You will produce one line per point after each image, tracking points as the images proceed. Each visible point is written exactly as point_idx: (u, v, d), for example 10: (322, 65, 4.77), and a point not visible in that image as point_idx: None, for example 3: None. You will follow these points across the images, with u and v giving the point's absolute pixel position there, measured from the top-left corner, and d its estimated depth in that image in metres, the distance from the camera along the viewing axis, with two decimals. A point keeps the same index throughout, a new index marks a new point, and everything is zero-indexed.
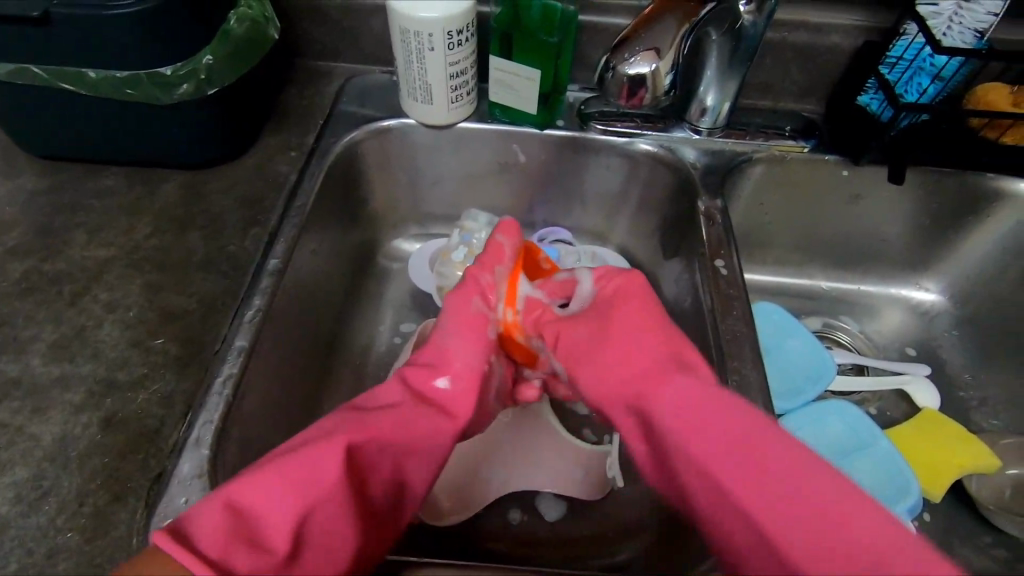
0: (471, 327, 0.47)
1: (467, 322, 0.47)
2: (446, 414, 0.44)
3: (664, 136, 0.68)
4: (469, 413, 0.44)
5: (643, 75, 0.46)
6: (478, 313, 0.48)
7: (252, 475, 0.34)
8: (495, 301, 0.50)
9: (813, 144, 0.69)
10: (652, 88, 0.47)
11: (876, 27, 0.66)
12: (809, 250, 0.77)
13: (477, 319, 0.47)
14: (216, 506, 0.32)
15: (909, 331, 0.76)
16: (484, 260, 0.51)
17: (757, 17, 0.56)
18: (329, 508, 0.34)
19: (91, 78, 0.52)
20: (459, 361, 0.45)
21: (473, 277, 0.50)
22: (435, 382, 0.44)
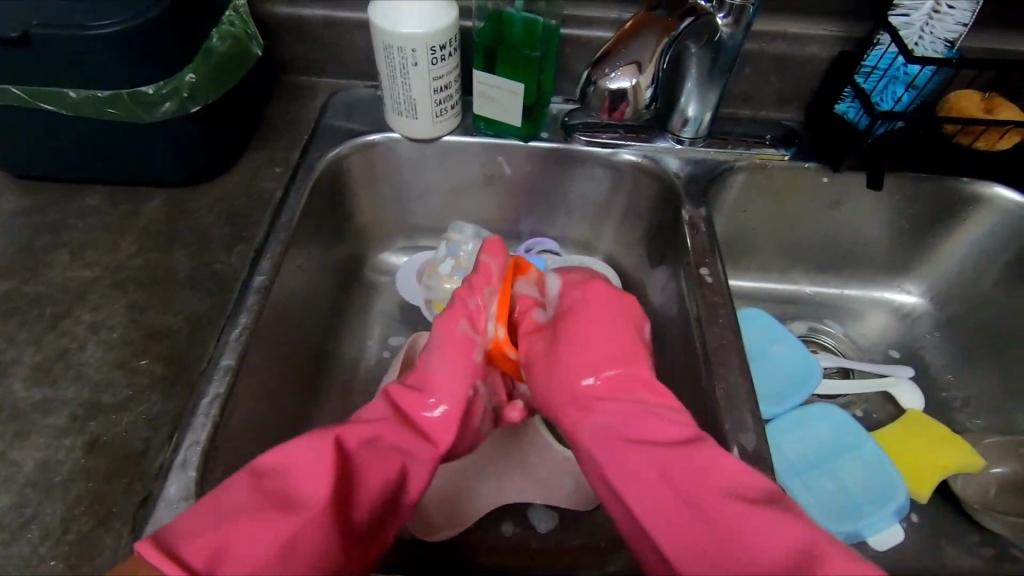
0: (455, 350, 0.48)
1: (452, 344, 0.48)
2: (428, 438, 0.45)
3: (648, 146, 0.69)
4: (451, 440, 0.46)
5: (625, 89, 0.46)
6: (465, 335, 0.49)
7: (250, 478, 0.38)
8: (484, 321, 0.50)
9: (793, 152, 0.70)
10: (633, 102, 0.48)
11: (851, 38, 0.68)
12: (793, 255, 0.78)
13: (464, 342, 0.48)
14: (200, 516, 0.35)
15: (892, 333, 0.78)
16: (472, 281, 0.51)
17: (735, 30, 0.57)
18: (319, 515, 0.35)
19: (72, 98, 0.52)
20: (442, 381, 0.47)
21: (461, 300, 0.50)
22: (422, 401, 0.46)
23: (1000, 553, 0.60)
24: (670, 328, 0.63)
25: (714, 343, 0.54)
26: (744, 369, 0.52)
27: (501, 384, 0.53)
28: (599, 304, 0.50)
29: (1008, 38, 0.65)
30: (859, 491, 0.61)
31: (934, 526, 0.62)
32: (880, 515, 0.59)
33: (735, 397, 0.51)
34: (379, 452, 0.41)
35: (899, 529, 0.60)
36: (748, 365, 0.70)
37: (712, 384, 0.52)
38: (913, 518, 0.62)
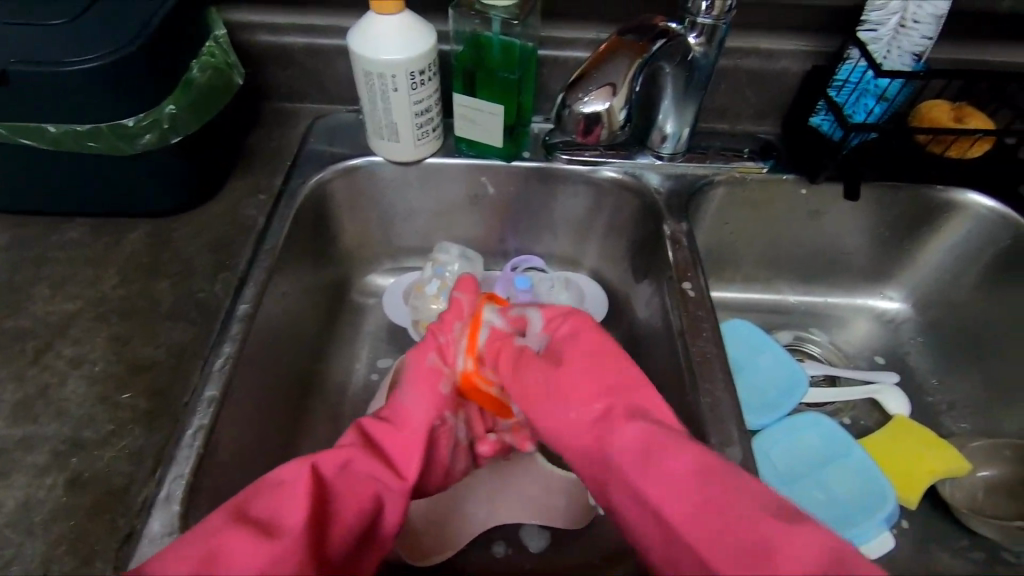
0: (426, 382, 0.47)
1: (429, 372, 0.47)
2: (397, 470, 0.43)
3: (628, 162, 0.70)
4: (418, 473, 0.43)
5: (598, 112, 0.47)
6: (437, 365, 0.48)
7: (224, 513, 0.36)
8: (454, 354, 0.49)
9: (771, 164, 0.71)
10: (608, 124, 0.49)
11: (822, 52, 0.70)
12: (776, 266, 0.79)
13: (432, 374, 0.47)
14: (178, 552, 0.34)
15: (876, 339, 0.78)
16: (443, 319, 0.51)
17: (708, 49, 0.58)
18: (300, 544, 0.35)
19: (51, 133, 0.52)
20: (418, 407, 0.46)
21: (432, 335, 0.50)
22: (402, 427, 0.44)
23: (991, 556, 0.60)
24: (656, 342, 0.63)
25: (698, 357, 0.55)
26: (729, 382, 0.53)
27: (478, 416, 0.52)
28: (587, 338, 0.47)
29: (972, 49, 0.67)
30: (848, 500, 0.61)
31: (925, 530, 0.62)
32: (870, 523, 0.59)
33: (720, 411, 0.51)
34: (357, 479, 0.40)
35: (889, 538, 0.60)
36: (734, 378, 0.70)
37: (697, 398, 0.52)
38: (903, 524, 0.63)
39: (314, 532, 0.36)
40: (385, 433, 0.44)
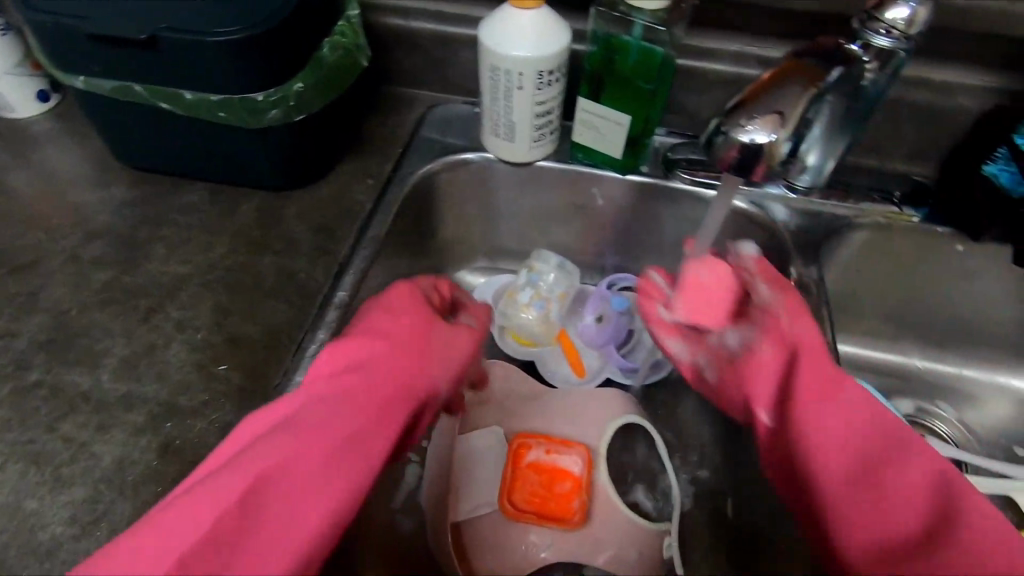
0: (364, 337, 0.46)
1: (376, 353, 0.46)
2: (327, 427, 0.40)
3: (755, 191, 0.63)
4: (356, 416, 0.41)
5: (764, 143, 0.46)
6: (365, 359, 0.46)
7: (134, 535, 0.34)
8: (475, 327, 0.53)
9: (923, 214, 0.63)
10: (768, 158, 0.47)
11: (1011, 91, 0.60)
12: (906, 326, 0.70)
13: (357, 343, 0.46)
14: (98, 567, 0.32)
15: (1016, 426, 0.69)
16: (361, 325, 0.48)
17: (879, 75, 0.52)
18: (233, 515, 0.34)
19: (187, 99, 0.53)
20: (357, 392, 0.43)
21: (363, 323, 0.48)
22: (312, 387, 0.43)
23: None
24: None
25: None
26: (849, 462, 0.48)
27: (528, 532, 0.55)
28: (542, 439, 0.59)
29: None
30: None
31: None
32: None
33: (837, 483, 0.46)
34: (284, 444, 0.38)
35: None
36: None
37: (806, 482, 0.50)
38: None
39: (259, 514, 0.35)
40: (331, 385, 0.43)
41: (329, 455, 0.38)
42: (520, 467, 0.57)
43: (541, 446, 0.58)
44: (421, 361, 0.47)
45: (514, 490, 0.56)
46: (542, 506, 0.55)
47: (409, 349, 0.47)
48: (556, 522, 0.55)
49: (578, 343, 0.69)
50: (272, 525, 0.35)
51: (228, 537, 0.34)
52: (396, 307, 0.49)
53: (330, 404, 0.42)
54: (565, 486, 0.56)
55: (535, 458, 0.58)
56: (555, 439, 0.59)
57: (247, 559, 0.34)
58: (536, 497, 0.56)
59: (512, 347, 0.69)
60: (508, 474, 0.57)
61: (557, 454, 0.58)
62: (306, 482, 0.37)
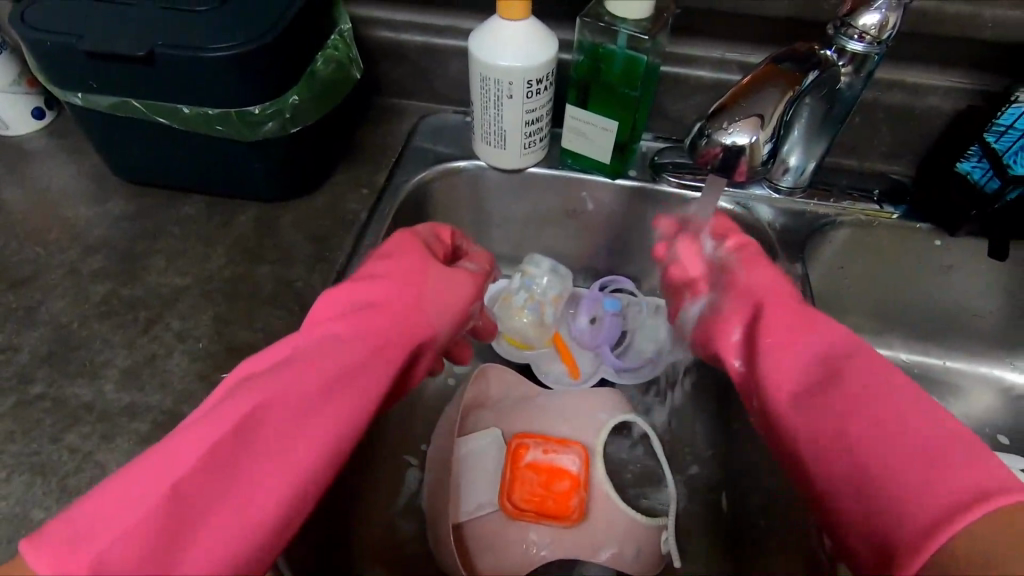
0: (364, 280, 0.49)
1: (375, 295, 0.48)
2: (328, 362, 0.42)
3: (740, 192, 0.66)
4: (356, 352, 0.44)
5: (744, 144, 0.48)
6: (364, 301, 0.48)
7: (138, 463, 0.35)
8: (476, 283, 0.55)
9: (902, 211, 0.65)
10: (749, 158, 0.49)
11: (981, 91, 0.62)
12: (890, 319, 0.72)
13: (358, 286, 0.48)
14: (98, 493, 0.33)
15: (999, 415, 0.71)
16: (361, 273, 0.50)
17: (854, 79, 0.54)
18: (234, 439, 0.36)
19: (184, 114, 0.54)
20: (357, 330, 0.45)
21: (364, 270, 0.50)
22: (315, 329, 0.45)
23: None
24: None
25: None
26: None
27: (528, 530, 0.56)
28: (537, 439, 0.60)
29: None
30: None
31: None
32: None
33: None
34: (285, 378, 0.40)
35: None
36: None
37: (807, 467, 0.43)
38: None
39: (260, 440, 0.37)
40: (333, 325, 0.45)
41: (328, 390, 0.41)
42: (517, 467, 0.58)
43: (537, 446, 0.59)
44: (420, 304, 0.49)
45: (513, 490, 0.57)
46: (541, 505, 0.56)
47: (409, 290, 0.49)
48: (554, 520, 0.56)
49: (572, 345, 0.71)
50: (271, 450, 0.37)
51: (235, 460, 0.36)
52: (394, 254, 0.51)
53: (331, 342, 0.44)
54: (563, 485, 0.57)
55: (532, 458, 0.58)
56: (551, 438, 0.60)
57: (251, 479, 0.36)
58: (535, 496, 0.57)
59: (507, 351, 0.71)
60: (506, 474, 0.58)
61: (554, 453, 0.59)
62: (307, 410, 0.39)
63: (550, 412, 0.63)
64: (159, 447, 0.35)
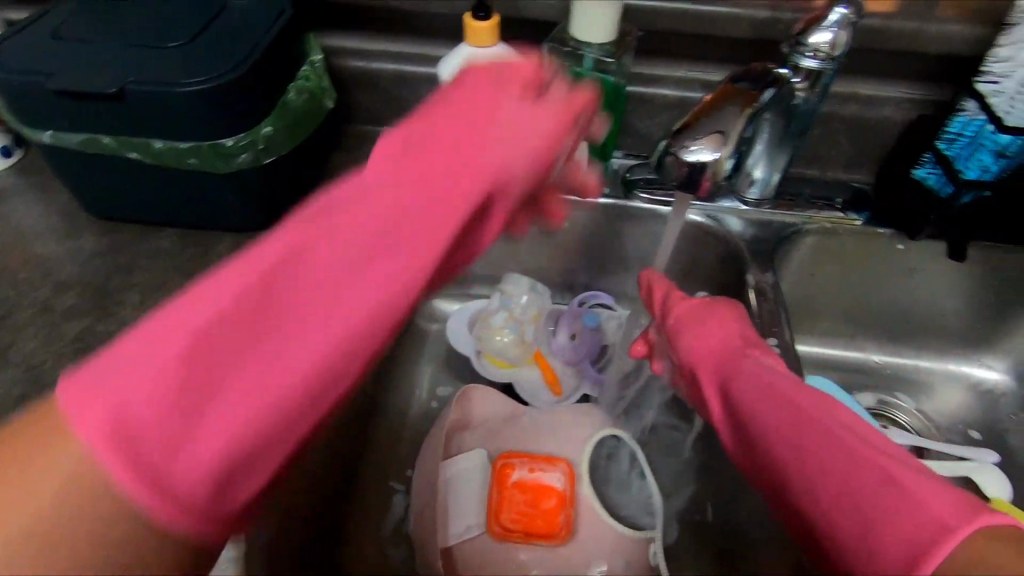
0: (454, 112, 0.39)
1: (414, 163, 0.37)
2: (359, 249, 0.34)
3: (710, 205, 0.68)
4: (404, 234, 0.35)
5: (707, 160, 0.50)
6: (417, 154, 0.37)
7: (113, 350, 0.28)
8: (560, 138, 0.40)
9: (865, 217, 0.68)
10: (713, 172, 0.51)
11: (929, 101, 0.66)
12: (860, 322, 0.74)
13: (399, 148, 0.38)
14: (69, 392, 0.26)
15: (970, 411, 0.73)
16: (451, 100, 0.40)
17: (810, 94, 0.56)
18: (235, 337, 0.30)
19: (156, 148, 0.54)
20: (407, 156, 0.37)
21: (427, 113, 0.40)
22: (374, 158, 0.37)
23: None
24: None
25: None
26: None
27: (518, 550, 0.56)
28: (523, 458, 0.60)
29: None
30: None
31: None
32: None
33: None
34: (309, 266, 0.33)
35: None
36: None
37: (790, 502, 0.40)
38: None
39: (268, 339, 0.31)
40: (386, 171, 0.37)
41: (353, 275, 0.33)
42: (504, 487, 0.58)
43: (523, 464, 0.59)
44: (477, 157, 0.38)
45: (501, 511, 0.57)
46: (529, 524, 0.56)
47: (471, 148, 0.38)
48: (543, 538, 0.56)
49: (554, 362, 0.71)
50: (286, 358, 0.31)
51: (228, 362, 0.30)
52: (467, 84, 0.41)
53: (367, 208, 0.35)
54: (551, 502, 0.57)
55: (519, 478, 0.58)
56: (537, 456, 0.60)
57: (239, 389, 0.30)
58: (523, 516, 0.57)
59: (490, 371, 0.71)
60: (493, 494, 0.58)
61: (540, 471, 0.59)
62: (326, 305, 0.32)
63: (535, 430, 0.63)
64: (167, 314, 0.29)
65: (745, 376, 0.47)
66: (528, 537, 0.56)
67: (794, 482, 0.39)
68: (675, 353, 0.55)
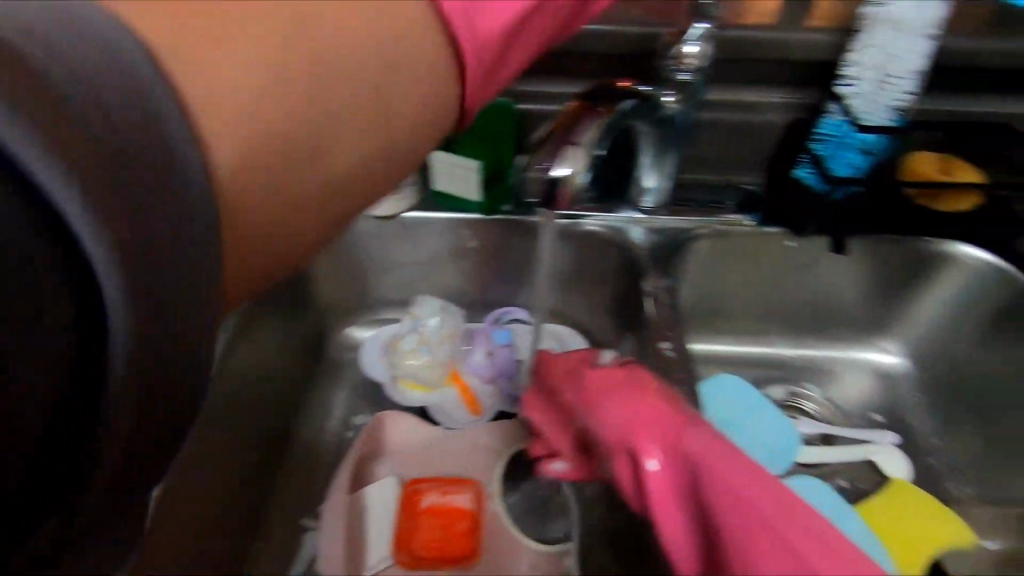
0: None
1: None
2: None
3: (610, 216, 0.69)
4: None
5: (562, 177, 0.50)
6: None
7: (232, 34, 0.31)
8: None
9: (756, 218, 0.70)
10: (569, 187, 0.52)
11: (804, 104, 0.69)
12: (765, 318, 0.77)
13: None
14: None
15: (875, 396, 0.75)
16: None
17: (683, 106, 0.57)
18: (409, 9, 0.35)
19: None
20: None
21: None
22: None
23: None
24: None
25: None
26: None
27: None
28: (434, 483, 0.59)
29: (958, 101, 0.67)
30: None
31: None
32: None
33: None
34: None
35: None
36: None
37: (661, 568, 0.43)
38: None
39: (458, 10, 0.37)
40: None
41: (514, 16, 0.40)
42: (414, 513, 0.58)
43: (434, 489, 0.59)
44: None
45: (411, 539, 0.56)
46: (439, 549, 0.56)
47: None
48: (455, 562, 0.56)
49: (469, 381, 0.71)
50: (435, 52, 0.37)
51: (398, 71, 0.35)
52: None
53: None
54: (462, 524, 0.57)
55: (429, 503, 0.58)
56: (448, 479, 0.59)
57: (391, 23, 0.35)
58: (433, 541, 0.56)
59: (403, 395, 0.70)
60: (402, 522, 0.57)
61: (451, 494, 0.58)
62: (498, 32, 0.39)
63: (446, 454, 0.62)
64: None
65: (617, 458, 0.43)
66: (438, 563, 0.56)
67: (681, 566, 0.40)
68: (552, 398, 0.54)
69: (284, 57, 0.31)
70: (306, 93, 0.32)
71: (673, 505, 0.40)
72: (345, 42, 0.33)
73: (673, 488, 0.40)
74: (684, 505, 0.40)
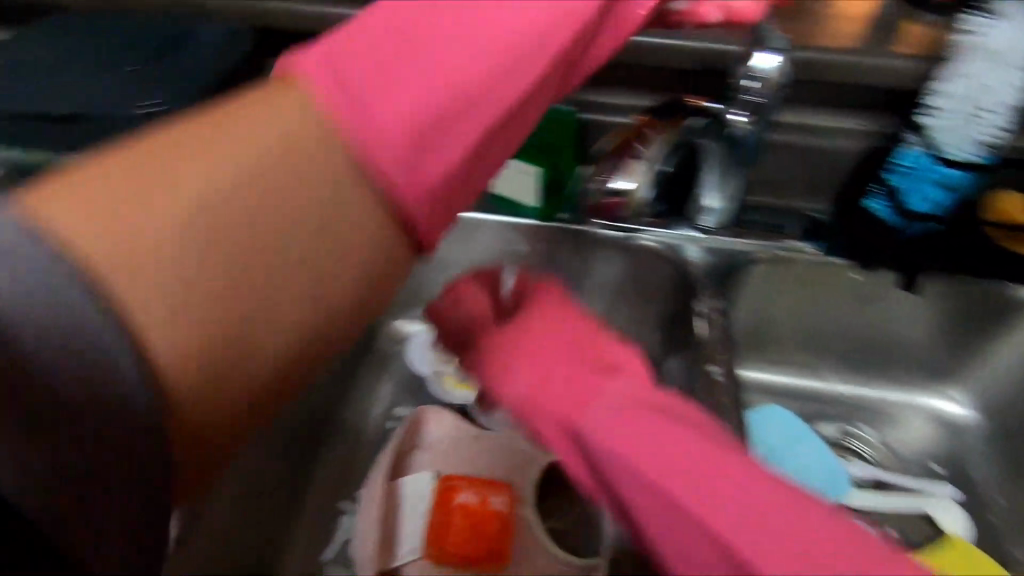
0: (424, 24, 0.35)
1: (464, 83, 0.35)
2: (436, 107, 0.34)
3: (665, 232, 0.68)
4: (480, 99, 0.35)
5: (624, 189, 0.50)
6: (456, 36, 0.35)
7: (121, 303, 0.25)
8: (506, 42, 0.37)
9: (821, 246, 0.66)
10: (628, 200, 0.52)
11: (882, 132, 0.66)
12: (822, 350, 0.74)
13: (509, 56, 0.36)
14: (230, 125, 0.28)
15: (936, 446, 0.71)
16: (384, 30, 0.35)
17: (753, 126, 0.55)
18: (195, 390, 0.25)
19: None
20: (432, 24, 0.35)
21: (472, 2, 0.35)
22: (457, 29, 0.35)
23: None
24: None
25: None
26: None
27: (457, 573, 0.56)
28: (468, 482, 0.60)
29: None
30: None
31: None
32: None
33: None
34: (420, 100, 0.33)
35: None
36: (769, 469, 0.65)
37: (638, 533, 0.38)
38: None
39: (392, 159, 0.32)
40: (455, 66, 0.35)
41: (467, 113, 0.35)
42: (447, 509, 0.58)
43: (468, 487, 0.59)
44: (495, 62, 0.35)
45: (441, 534, 0.57)
46: (468, 547, 0.56)
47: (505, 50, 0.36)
48: (483, 562, 0.56)
49: None
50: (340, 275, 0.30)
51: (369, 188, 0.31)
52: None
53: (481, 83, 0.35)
54: (493, 526, 0.57)
55: (462, 500, 0.59)
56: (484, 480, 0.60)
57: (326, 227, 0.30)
58: (463, 538, 0.57)
59: (445, 391, 0.71)
60: (435, 517, 0.58)
61: (485, 495, 0.59)
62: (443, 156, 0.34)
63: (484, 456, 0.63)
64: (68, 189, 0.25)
65: (558, 444, 0.41)
66: (466, 561, 0.56)
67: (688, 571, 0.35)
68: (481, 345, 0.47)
69: (208, 232, 0.26)
70: (237, 335, 0.27)
71: (643, 442, 0.37)
72: (249, 224, 0.28)
73: (638, 444, 0.37)
74: (654, 453, 0.36)
